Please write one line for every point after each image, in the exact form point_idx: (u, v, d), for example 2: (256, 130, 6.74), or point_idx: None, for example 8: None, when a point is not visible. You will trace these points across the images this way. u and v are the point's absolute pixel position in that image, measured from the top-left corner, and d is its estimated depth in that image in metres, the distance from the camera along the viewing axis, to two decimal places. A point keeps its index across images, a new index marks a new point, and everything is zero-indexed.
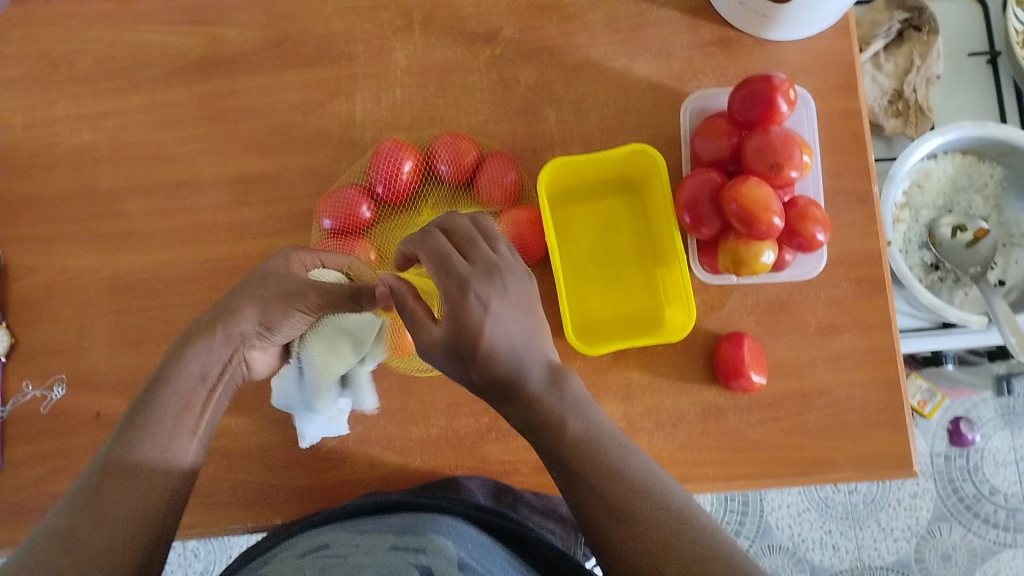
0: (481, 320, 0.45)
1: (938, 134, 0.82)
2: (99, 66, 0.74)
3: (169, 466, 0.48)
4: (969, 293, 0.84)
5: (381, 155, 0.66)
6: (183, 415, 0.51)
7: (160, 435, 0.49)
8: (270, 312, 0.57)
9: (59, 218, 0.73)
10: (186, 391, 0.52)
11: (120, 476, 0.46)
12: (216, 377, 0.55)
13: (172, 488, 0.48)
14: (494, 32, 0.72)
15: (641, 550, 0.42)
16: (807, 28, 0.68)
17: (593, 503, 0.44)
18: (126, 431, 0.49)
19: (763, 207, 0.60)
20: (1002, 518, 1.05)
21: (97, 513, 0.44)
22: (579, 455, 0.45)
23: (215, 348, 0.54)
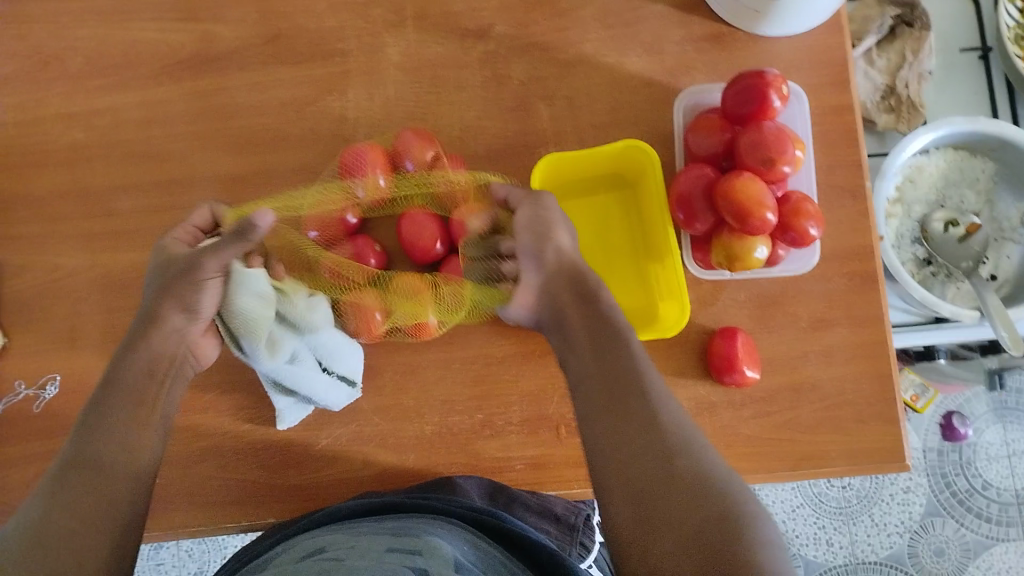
0: (554, 229, 0.63)
1: (928, 130, 0.83)
2: (89, 64, 0.74)
3: (126, 460, 0.54)
4: (961, 288, 0.85)
5: (351, 162, 0.66)
6: (134, 408, 0.56)
7: (125, 436, 0.55)
8: (186, 298, 0.59)
9: (51, 216, 0.73)
10: (132, 385, 0.57)
11: (81, 478, 0.51)
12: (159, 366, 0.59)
13: (119, 484, 0.52)
14: (487, 28, 0.72)
15: (642, 475, 0.48)
16: (798, 24, 0.68)
17: (607, 414, 0.53)
18: (86, 429, 0.54)
19: (756, 202, 0.60)
20: (995, 513, 1.05)
21: (74, 501, 0.50)
22: (611, 402, 0.53)
23: (153, 351, 0.59)
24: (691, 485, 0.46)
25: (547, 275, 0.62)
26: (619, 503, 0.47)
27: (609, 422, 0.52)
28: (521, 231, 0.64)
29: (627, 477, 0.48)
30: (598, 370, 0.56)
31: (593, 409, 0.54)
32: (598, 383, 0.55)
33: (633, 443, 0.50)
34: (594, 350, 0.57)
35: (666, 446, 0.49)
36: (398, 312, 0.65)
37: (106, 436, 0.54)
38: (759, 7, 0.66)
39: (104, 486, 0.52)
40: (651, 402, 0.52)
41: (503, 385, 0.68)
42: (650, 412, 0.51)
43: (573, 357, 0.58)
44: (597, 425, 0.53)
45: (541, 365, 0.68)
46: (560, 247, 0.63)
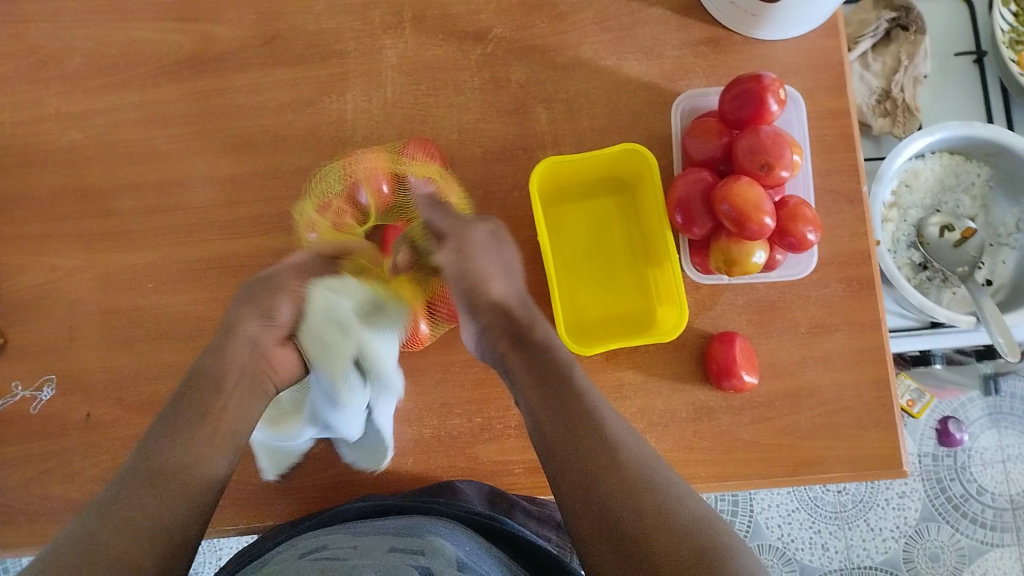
0: (483, 274, 0.61)
1: (926, 134, 0.82)
2: (87, 64, 0.73)
3: (191, 469, 0.50)
4: (957, 293, 0.85)
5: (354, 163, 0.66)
6: (196, 420, 0.53)
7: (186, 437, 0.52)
8: (263, 303, 0.59)
9: (47, 217, 0.72)
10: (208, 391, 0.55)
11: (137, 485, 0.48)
12: (229, 386, 0.56)
13: (188, 494, 0.49)
14: (486, 31, 0.72)
15: (612, 501, 0.47)
16: (796, 27, 0.68)
17: (562, 450, 0.51)
18: (147, 446, 0.51)
19: (754, 207, 0.60)
20: (989, 518, 1.05)
21: (132, 517, 0.46)
22: (568, 434, 0.51)
23: (231, 362, 0.57)
24: (664, 516, 0.45)
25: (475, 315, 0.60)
26: (596, 544, 0.46)
27: (573, 454, 0.50)
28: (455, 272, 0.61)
29: (596, 511, 0.47)
30: (547, 402, 0.54)
31: (552, 436, 0.52)
32: (546, 419, 0.53)
33: (595, 472, 0.48)
34: (542, 387, 0.55)
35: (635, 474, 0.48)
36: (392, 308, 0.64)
37: (162, 448, 0.51)
38: (757, 11, 0.66)
39: (177, 499, 0.48)
40: (605, 426, 0.51)
41: (501, 389, 0.67)
42: (611, 438, 0.50)
43: (520, 396, 0.56)
44: (557, 458, 0.51)
45: None
46: (494, 287, 0.61)
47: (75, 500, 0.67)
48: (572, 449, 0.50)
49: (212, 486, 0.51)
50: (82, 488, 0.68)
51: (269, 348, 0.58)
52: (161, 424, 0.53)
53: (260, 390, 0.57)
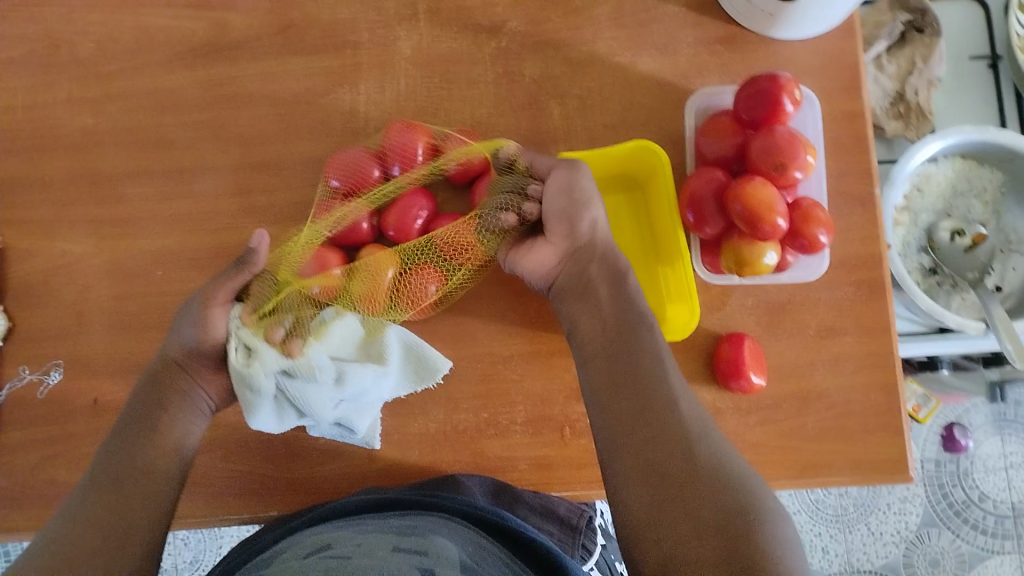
0: (590, 196, 0.60)
1: (939, 138, 0.82)
2: (100, 49, 0.73)
3: (146, 466, 0.56)
4: (966, 298, 0.84)
5: (393, 135, 0.66)
6: (150, 434, 0.57)
7: (150, 432, 0.57)
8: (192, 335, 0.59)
9: (58, 202, 0.72)
10: (152, 402, 0.59)
11: (112, 480, 0.54)
12: (171, 405, 0.59)
13: (146, 492, 0.55)
14: (501, 25, 0.71)
15: (675, 496, 0.46)
16: (812, 26, 0.68)
17: (629, 426, 0.50)
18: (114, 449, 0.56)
19: (767, 207, 0.60)
20: (991, 524, 1.05)
21: (100, 524, 0.52)
22: (643, 412, 0.50)
23: (178, 393, 0.59)
24: (729, 512, 0.44)
25: (573, 240, 0.61)
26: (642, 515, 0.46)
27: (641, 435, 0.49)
28: (553, 191, 0.61)
29: (657, 470, 0.47)
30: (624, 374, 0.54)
31: (626, 412, 0.51)
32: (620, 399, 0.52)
33: (665, 456, 0.48)
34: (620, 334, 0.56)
35: (710, 465, 0.47)
36: (358, 282, 0.63)
37: (136, 445, 0.56)
38: (773, 10, 0.66)
39: (141, 493, 0.54)
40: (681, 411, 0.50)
41: (508, 384, 0.67)
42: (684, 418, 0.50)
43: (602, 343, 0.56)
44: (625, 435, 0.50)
45: (547, 364, 0.67)
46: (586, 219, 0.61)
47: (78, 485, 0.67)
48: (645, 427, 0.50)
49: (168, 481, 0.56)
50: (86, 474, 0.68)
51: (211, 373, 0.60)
52: (123, 427, 0.58)
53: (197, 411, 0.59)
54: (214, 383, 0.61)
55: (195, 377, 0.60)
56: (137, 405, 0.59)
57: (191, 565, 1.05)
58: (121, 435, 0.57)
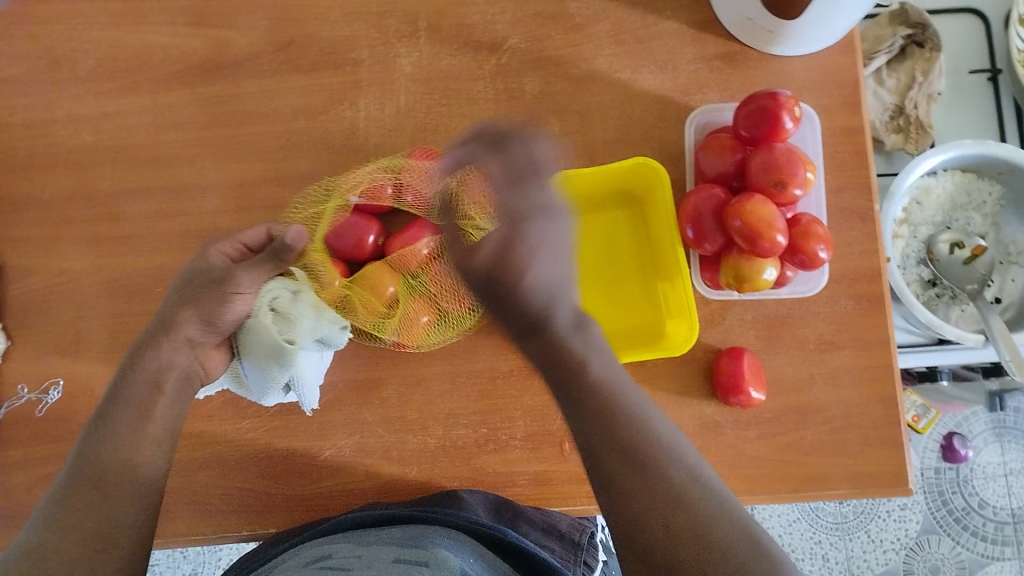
0: (542, 207, 0.56)
1: (939, 152, 0.82)
2: (100, 67, 0.73)
3: (124, 470, 0.51)
4: (966, 310, 0.85)
5: (413, 163, 0.67)
6: (144, 415, 0.54)
7: (126, 437, 0.52)
8: (206, 307, 0.59)
9: (59, 219, 0.72)
10: (136, 403, 0.54)
11: (83, 487, 0.49)
12: (158, 382, 0.56)
13: (128, 484, 0.50)
14: (500, 41, 0.72)
15: (667, 527, 0.45)
16: (812, 44, 0.68)
17: (610, 455, 0.49)
18: (93, 441, 0.52)
19: (767, 224, 0.60)
20: (990, 531, 1.05)
21: (80, 514, 0.47)
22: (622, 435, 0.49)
23: (167, 358, 0.57)
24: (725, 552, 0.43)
25: (500, 244, 0.55)
26: (640, 539, 0.46)
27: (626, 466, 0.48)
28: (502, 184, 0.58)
29: (645, 502, 0.46)
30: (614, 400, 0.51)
31: (603, 445, 0.50)
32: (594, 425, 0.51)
33: (650, 485, 0.47)
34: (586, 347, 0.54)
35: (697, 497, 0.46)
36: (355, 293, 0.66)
37: (108, 448, 0.51)
38: (773, 27, 0.66)
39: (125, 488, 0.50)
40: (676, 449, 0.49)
41: (508, 399, 0.68)
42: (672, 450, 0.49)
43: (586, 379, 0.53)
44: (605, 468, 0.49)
45: None
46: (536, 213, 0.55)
47: None
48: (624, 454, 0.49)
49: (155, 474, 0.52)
50: None
51: (206, 348, 0.60)
52: (98, 417, 0.54)
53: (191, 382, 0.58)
54: (213, 359, 0.61)
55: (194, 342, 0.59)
56: (114, 404, 0.54)
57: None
58: (93, 440, 0.52)
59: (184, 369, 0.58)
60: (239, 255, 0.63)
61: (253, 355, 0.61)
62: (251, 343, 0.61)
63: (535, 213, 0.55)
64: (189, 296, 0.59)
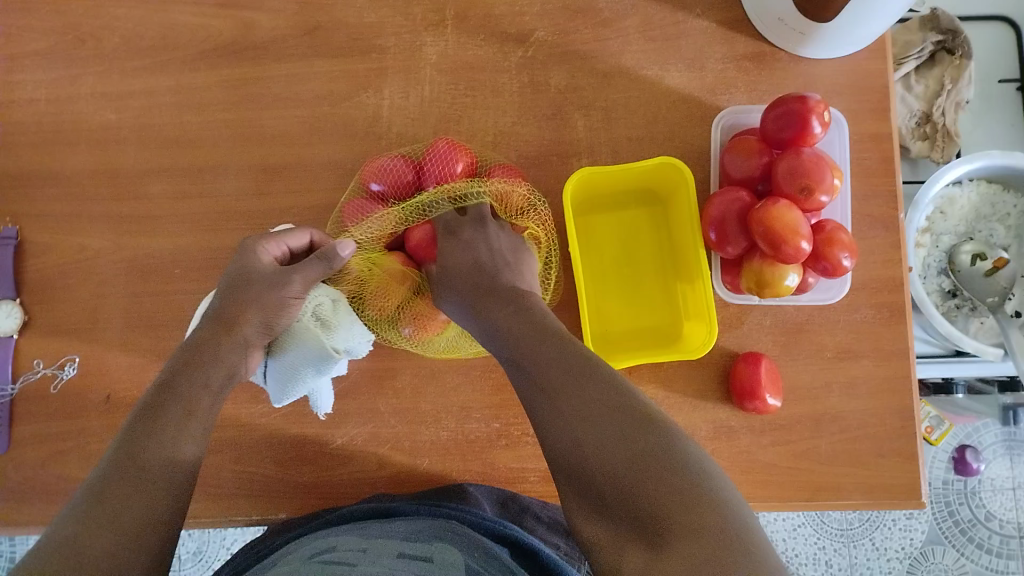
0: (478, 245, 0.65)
1: (965, 163, 0.80)
2: (125, 44, 0.73)
3: (163, 464, 0.48)
4: (984, 323, 0.84)
5: (433, 154, 0.65)
6: (185, 413, 0.52)
7: (164, 434, 0.50)
8: (263, 307, 0.58)
9: (78, 195, 0.72)
10: (180, 400, 0.53)
11: (119, 476, 0.47)
12: (204, 380, 0.55)
13: (163, 482, 0.48)
14: (527, 34, 0.71)
15: (636, 481, 0.41)
16: (843, 47, 0.67)
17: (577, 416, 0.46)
18: (131, 439, 0.49)
19: (791, 229, 0.59)
20: (996, 544, 1.05)
21: (117, 508, 0.45)
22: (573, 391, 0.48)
23: (220, 357, 0.56)
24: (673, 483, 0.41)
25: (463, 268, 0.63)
26: (617, 505, 0.41)
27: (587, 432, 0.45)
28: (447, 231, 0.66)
29: (616, 467, 0.42)
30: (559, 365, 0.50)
31: (569, 414, 0.47)
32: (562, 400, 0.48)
33: (615, 440, 0.43)
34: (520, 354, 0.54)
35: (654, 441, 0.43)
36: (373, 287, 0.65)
37: (150, 443, 0.49)
38: (803, 29, 0.66)
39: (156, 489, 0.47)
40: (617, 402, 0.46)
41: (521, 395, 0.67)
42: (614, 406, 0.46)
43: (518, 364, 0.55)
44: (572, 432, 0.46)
45: None
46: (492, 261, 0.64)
47: None
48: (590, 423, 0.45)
49: (189, 473, 0.50)
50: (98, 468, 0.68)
51: (254, 350, 0.59)
52: (142, 409, 0.52)
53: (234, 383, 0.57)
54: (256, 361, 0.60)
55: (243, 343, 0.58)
56: (160, 398, 0.52)
57: (195, 555, 1.06)
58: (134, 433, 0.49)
59: (232, 370, 0.57)
60: (281, 258, 0.63)
61: (290, 356, 0.61)
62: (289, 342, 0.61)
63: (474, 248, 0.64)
64: (239, 293, 0.59)
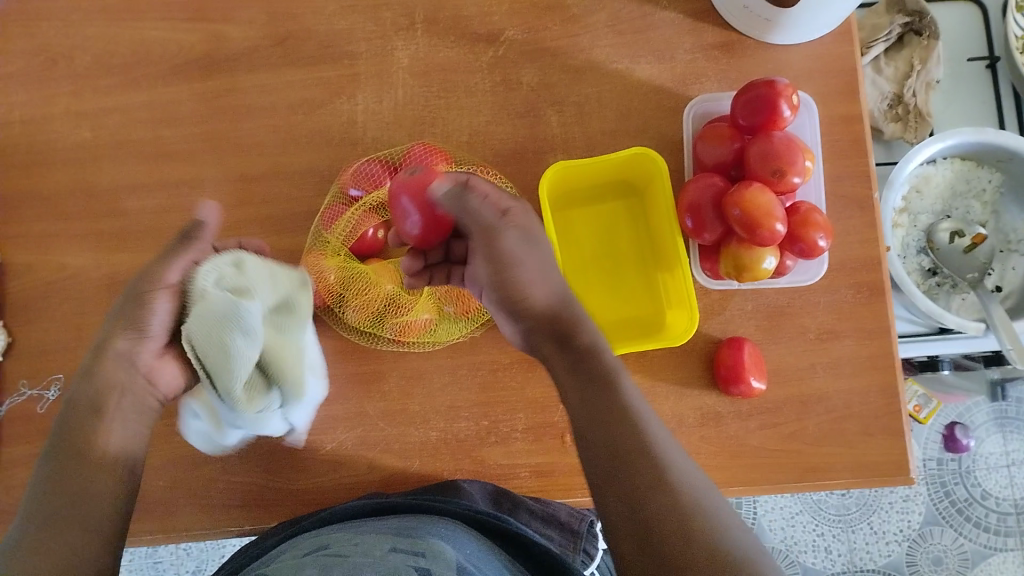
0: (517, 261, 0.58)
1: (937, 140, 0.82)
2: (98, 63, 0.73)
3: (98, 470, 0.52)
4: (966, 299, 0.85)
5: (412, 158, 0.67)
6: (115, 421, 0.55)
7: (105, 433, 0.54)
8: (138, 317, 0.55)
9: (58, 215, 0.72)
10: (106, 413, 0.54)
11: (61, 484, 0.50)
12: (111, 403, 0.54)
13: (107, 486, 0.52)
14: (497, 34, 0.71)
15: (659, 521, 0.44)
16: (808, 31, 0.68)
17: (608, 453, 0.48)
18: (66, 445, 0.53)
19: (765, 213, 0.60)
20: (993, 522, 1.05)
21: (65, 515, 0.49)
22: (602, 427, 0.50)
23: (121, 377, 0.55)
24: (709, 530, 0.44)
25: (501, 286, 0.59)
26: (625, 543, 0.45)
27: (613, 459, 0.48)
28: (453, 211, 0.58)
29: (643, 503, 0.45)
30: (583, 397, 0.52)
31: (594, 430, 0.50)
32: (580, 411, 0.52)
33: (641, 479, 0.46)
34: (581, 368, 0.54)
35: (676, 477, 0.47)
36: (356, 292, 0.67)
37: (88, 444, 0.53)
38: (769, 15, 0.66)
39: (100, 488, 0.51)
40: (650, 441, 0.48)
41: (508, 392, 0.67)
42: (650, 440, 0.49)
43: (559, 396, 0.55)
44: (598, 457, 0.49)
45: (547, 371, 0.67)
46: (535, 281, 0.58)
47: None
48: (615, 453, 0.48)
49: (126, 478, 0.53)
50: None
51: (158, 361, 0.57)
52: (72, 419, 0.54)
53: (145, 403, 0.56)
54: (172, 370, 0.58)
55: (140, 364, 0.56)
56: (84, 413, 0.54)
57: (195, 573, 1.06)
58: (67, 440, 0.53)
59: (137, 388, 0.56)
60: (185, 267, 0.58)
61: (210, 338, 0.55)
62: (212, 341, 0.55)
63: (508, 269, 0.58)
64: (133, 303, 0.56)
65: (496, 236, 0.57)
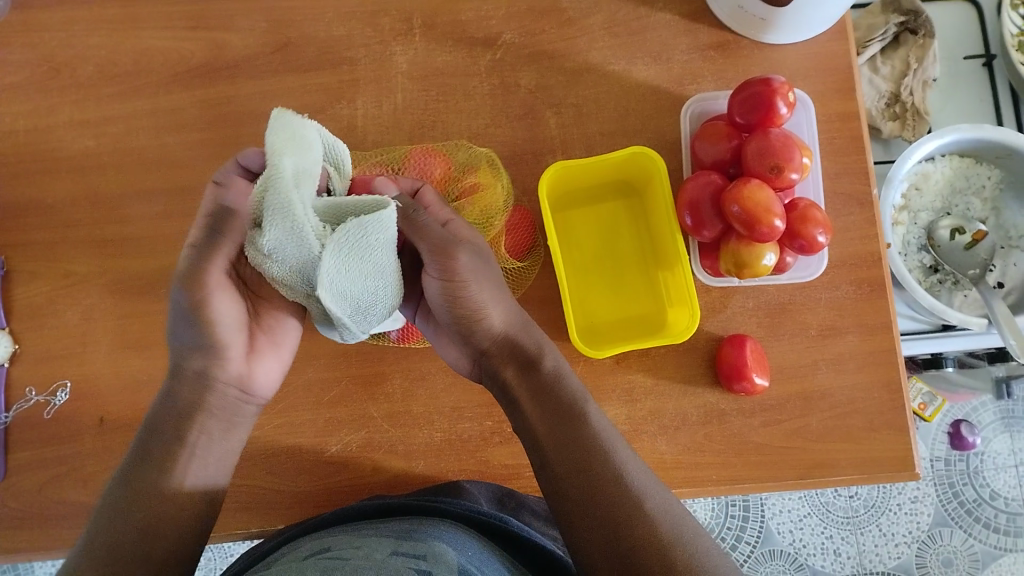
0: (469, 289, 0.56)
1: (935, 137, 0.82)
2: (100, 72, 0.74)
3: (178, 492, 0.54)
4: (968, 296, 0.85)
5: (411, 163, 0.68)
6: (207, 438, 0.57)
7: (195, 452, 0.56)
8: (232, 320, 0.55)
9: (62, 223, 0.73)
10: (200, 432, 0.56)
11: (144, 505, 0.53)
12: (201, 419, 0.56)
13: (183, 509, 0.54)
14: (494, 37, 0.72)
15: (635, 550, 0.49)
16: (803, 30, 0.69)
17: (579, 479, 0.52)
18: (154, 462, 0.55)
19: (764, 209, 0.60)
20: (1003, 523, 1.05)
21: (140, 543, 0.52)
22: (582, 454, 0.53)
23: (212, 397, 0.57)
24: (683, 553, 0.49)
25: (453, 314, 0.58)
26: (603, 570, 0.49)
27: (588, 489, 0.52)
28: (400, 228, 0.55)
29: (617, 529, 0.50)
30: (554, 431, 0.55)
31: (563, 463, 0.53)
32: (552, 450, 0.54)
33: (616, 505, 0.51)
34: (549, 407, 0.56)
35: (648, 503, 0.51)
36: None
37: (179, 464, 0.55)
38: (765, 15, 0.67)
39: (182, 511, 0.54)
40: (623, 469, 0.53)
41: None
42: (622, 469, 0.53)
43: (520, 422, 0.57)
44: (569, 495, 0.52)
45: None
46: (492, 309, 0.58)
47: (88, 503, 0.68)
48: (576, 477, 0.52)
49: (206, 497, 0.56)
50: (95, 491, 0.68)
51: (251, 366, 0.58)
52: (167, 434, 0.56)
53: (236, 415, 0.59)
54: (254, 371, 0.59)
55: (228, 379, 0.57)
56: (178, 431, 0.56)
57: None
58: (157, 459, 0.55)
59: (235, 399, 0.58)
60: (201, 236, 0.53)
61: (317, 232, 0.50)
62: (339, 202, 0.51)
63: (459, 297, 0.56)
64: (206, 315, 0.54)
65: (451, 256, 0.55)
